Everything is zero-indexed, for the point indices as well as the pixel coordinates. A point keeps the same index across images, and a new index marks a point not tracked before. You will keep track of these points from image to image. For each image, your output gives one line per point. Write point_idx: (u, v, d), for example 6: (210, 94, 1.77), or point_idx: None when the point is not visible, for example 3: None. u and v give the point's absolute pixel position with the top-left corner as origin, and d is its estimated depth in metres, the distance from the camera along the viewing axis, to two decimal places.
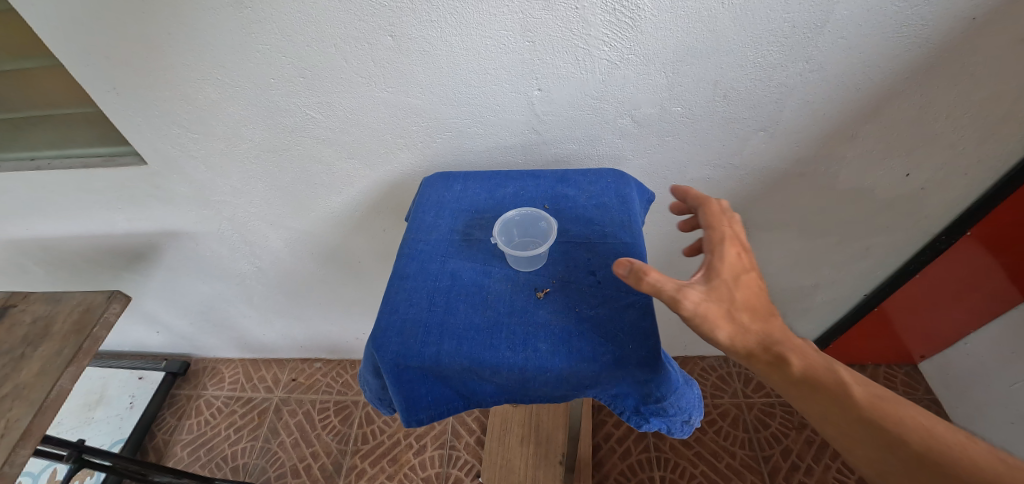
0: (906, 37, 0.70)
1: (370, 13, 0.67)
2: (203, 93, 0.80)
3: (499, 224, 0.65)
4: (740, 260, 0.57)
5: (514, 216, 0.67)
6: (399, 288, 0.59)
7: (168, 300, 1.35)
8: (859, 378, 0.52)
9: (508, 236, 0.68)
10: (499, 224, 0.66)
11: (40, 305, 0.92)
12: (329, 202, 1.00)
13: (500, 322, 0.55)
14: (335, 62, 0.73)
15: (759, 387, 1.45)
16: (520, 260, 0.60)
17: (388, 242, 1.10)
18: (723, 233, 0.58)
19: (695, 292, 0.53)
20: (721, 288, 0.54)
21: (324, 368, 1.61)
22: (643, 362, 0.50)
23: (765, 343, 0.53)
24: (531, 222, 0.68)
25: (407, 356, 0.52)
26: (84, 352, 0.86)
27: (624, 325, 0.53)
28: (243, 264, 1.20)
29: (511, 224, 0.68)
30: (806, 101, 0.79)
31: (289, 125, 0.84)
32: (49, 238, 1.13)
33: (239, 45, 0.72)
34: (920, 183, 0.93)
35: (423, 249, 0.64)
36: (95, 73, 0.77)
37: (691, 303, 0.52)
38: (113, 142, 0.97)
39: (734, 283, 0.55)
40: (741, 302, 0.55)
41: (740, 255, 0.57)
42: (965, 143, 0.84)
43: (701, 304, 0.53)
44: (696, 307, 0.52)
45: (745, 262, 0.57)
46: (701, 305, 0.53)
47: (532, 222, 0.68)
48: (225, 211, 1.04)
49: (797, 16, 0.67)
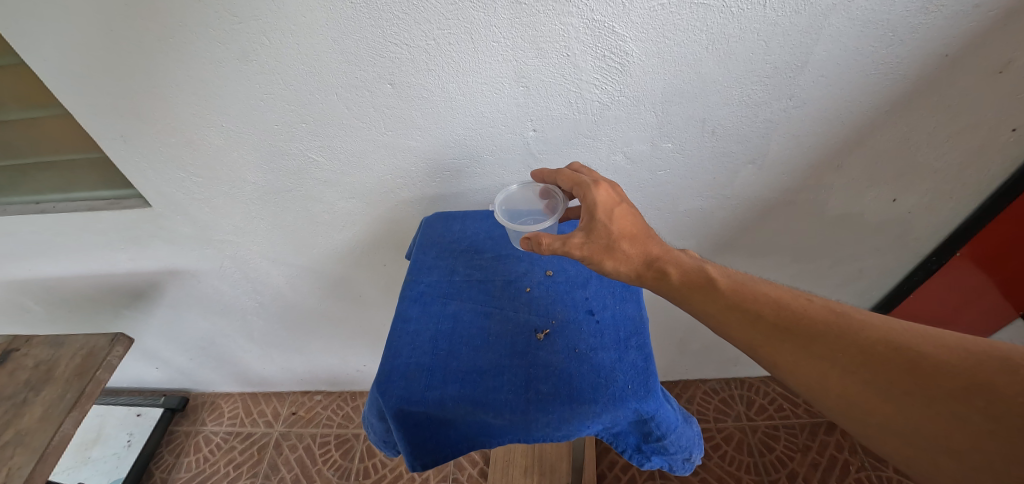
0: (884, 74, 0.73)
1: (369, 65, 0.70)
2: (208, 140, 0.82)
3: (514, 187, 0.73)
4: (609, 197, 0.61)
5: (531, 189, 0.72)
6: (402, 331, 0.60)
7: (167, 336, 1.35)
8: (725, 272, 0.59)
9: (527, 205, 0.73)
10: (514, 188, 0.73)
11: (43, 348, 0.92)
12: (331, 238, 1.02)
13: (501, 364, 0.56)
14: (336, 109, 0.76)
15: (762, 410, 1.45)
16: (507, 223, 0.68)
17: (389, 276, 1.11)
18: (577, 179, 0.63)
19: (576, 239, 0.58)
20: (598, 228, 0.59)
21: (324, 400, 1.60)
22: (643, 403, 0.51)
23: (651, 259, 0.59)
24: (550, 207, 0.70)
25: (411, 401, 0.53)
26: (86, 396, 0.86)
27: (623, 366, 0.55)
28: (245, 300, 1.20)
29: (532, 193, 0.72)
30: (791, 135, 0.82)
31: (291, 167, 0.86)
32: (51, 279, 1.14)
33: (243, 94, 0.75)
34: (908, 207, 0.95)
35: (424, 291, 0.65)
36: (103, 122, 0.79)
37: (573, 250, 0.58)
38: (117, 185, 0.98)
39: (610, 219, 0.59)
40: (619, 233, 0.59)
41: (609, 194, 0.61)
42: (946, 170, 0.87)
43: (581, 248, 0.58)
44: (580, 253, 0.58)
45: (612, 196, 0.60)
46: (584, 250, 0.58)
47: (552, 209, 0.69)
48: (227, 249, 1.05)
49: (779, 58, 0.70)
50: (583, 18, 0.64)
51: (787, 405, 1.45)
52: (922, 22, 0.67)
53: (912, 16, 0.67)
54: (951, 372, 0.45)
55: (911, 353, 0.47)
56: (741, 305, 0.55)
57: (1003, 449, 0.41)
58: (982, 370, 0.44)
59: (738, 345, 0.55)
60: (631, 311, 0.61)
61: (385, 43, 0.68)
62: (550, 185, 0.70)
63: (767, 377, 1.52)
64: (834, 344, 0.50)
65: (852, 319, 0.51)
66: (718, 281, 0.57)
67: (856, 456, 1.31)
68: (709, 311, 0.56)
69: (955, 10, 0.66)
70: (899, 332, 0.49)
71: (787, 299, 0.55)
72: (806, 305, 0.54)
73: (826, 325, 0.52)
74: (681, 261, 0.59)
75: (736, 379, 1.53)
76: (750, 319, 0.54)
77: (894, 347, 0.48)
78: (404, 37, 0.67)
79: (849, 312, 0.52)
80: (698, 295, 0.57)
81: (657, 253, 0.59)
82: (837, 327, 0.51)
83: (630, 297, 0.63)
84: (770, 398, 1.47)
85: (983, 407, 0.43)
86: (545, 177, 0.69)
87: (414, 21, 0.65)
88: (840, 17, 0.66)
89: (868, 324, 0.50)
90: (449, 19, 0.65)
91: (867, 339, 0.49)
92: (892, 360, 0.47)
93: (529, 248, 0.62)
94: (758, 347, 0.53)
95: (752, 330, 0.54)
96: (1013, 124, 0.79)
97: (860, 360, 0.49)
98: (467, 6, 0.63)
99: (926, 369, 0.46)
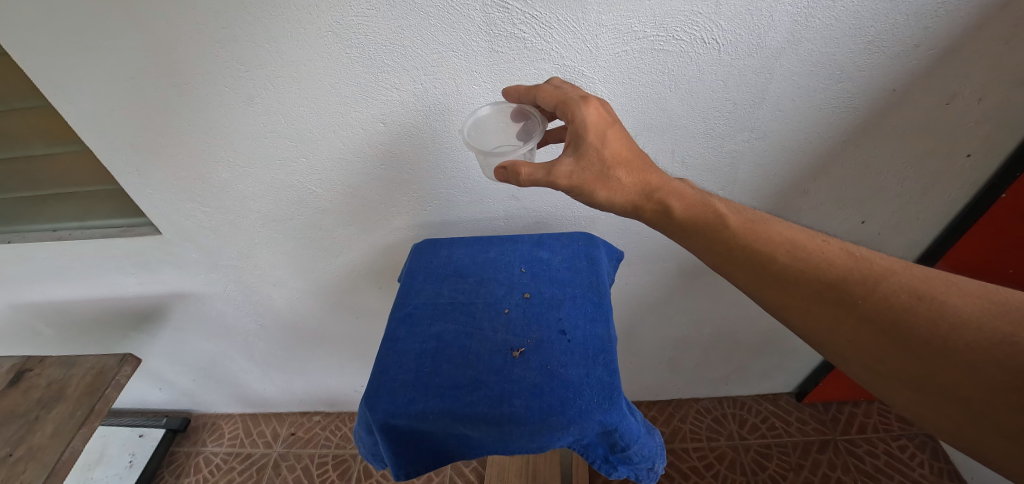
0: (839, 108, 0.79)
1: (362, 106, 0.78)
2: (215, 173, 0.88)
3: (484, 109, 0.73)
4: (600, 117, 0.63)
5: (504, 112, 0.74)
6: (390, 350, 0.66)
7: (172, 358, 1.40)
8: (740, 212, 0.64)
9: (499, 127, 0.75)
10: (484, 110, 0.74)
11: (55, 369, 0.97)
12: (330, 263, 1.07)
13: (480, 379, 0.61)
14: (334, 145, 0.83)
15: (754, 428, 1.46)
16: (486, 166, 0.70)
17: (385, 298, 1.17)
18: (565, 98, 0.65)
19: (565, 166, 0.62)
20: (592, 153, 0.62)
21: (323, 421, 1.63)
22: (607, 415, 0.57)
23: (651, 192, 0.63)
24: (525, 128, 0.72)
25: (395, 415, 0.58)
26: (95, 413, 0.91)
27: (590, 380, 0.61)
28: (247, 322, 1.25)
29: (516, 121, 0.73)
30: (756, 163, 0.88)
31: (293, 198, 0.93)
32: (63, 302, 1.19)
33: (249, 132, 0.82)
34: (877, 228, 0.99)
35: (412, 313, 0.71)
36: (119, 158, 0.86)
37: (564, 177, 0.62)
38: (130, 214, 1.05)
39: (602, 142, 0.62)
40: (612, 157, 0.62)
41: (600, 113, 0.64)
42: (910, 194, 0.92)
43: (572, 175, 0.62)
44: (569, 179, 0.62)
45: (603, 115, 0.63)
46: (575, 176, 0.62)
47: (527, 129, 0.72)
48: (232, 274, 1.11)
49: (737, 95, 0.77)
50: (554, 63, 0.73)
51: (779, 423, 1.46)
52: (867, 61, 0.73)
53: (857, 56, 0.73)
54: (975, 324, 0.50)
55: (930, 299, 0.52)
56: (757, 247, 0.61)
57: (1014, 400, 0.47)
58: (1008, 323, 0.49)
59: (749, 291, 0.62)
60: (600, 331, 0.67)
61: (377, 87, 0.75)
62: (527, 105, 0.71)
63: (759, 395, 1.54)
64: (853, 291, 0.56)
65: (869, 263, 0.57)
66: (734, 223, 0.62)
67: (849, 474, 1.33)
68: (722, 254, 0.62)
69: (896, 51, 0.72)
70: (920, 281, 0.54)
71: (803, 242, 0.60)
72: (825, 248, 0.59)
73: (846, 270, 0.57)
74: (679, 190, 0.65)
75: (728, 397, 1.55)
76: (766, 266, 0.60)
77: (918, 295, 0.53)
78: (395, 82, 0.74)
79: (870, 257, 0.57)
80: (712, 242, 0.63)
81: (657, 184, 0.64)
82: (858, 273, 0.56)
83: (600, 317, 0.69)
84: (762, 416, 1.48)
85: (1003, 362, 0.48)
86: (522, 96, 0.70)
87: (403, 68, 0.73)
88: (789, 58, 0.73)
89: (889, 271, 0.56)
90: (434, 66, 0.73)
91: (888, 285, 0.55)
92: (912, 307, 0.53)
93: (505, 178, 0.63)
94: (768, 290, 0.60)
95: (768, 276, 0.60)
96: (967, 149, 0.84)
97: (879, 306, 0.54)
98: (450, 55, 0.71)
99: (948, 317, 0.51)
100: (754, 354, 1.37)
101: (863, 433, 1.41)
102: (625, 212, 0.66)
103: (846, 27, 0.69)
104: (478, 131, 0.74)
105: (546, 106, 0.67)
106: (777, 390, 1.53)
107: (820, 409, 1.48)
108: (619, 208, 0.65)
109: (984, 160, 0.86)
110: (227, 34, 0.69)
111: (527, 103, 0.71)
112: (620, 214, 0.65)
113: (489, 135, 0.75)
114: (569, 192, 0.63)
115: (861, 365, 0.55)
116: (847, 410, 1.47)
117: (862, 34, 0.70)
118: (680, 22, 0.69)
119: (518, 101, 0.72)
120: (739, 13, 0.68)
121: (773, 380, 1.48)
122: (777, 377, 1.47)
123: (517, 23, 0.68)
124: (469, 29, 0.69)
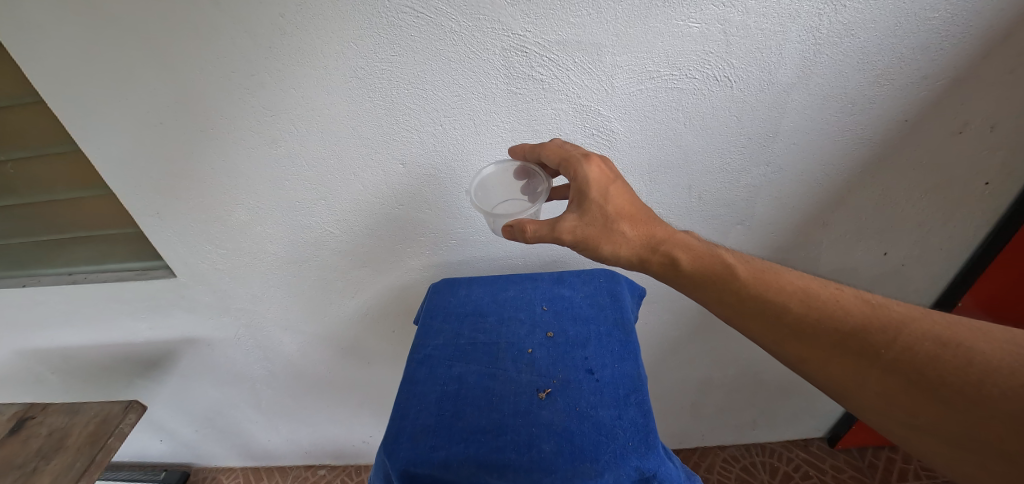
0: (852, 140, 0.80)
1: (383, 147, 0.79)
2: (234, 214, 0.89)
3: (490, 170, 0.74)
4: (602, 175, 0.63)
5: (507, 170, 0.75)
6: (409, 393, 0.64)
7: (176, 406, 1.35)
8: (746, 261, 0.63)
9: (506, 184, 0.75)
10: (489, 170, 0.74)
11: (58, 416, 0.94)
12: (343, 306, 1.06)
13: (505, 423, 0.59)
14: (354, 185, 0.84)
15: (787, 478, 1.37)
16: (494, 228, 0.71)
17: (397, 341, 1.14)
18: (568, 155, 0.65)
19: (570, 221, 0.62)
20: (595, 209, 0.62)
21: (329, 475, 1.55)
22: (644, 460, 0.55)
23: (656, 245, 0.63)
24: (529, 186, 0.73)
25: (417, 462, 0.55)
26: (96, 464, 0.87)
27: (623, 422, 0.58)
28: (256, 368, 1.22)
29: (528, 177, 0.74)
30: (773, 196, 0.87)
31: (309, 238, 0.93)
32: (71, 348, 1.17)
33: (268, 172, 0.83)
34: (900, 260, 0.96)
35: (431, 354, 0.69)
36: (142, 201, 0.87)
37: (568, 232, 0.62)
38: (147, 257, 1.05)
39: (605, 198, 0.62)
40: (617, 213, 0.62)
41: (602, 169, 0.64)
42: (931, 224, 0.90)
43: (577, 230, 0.62)
44: (574, 234, 0.62)
45: (608, 174, 0.63)
46: (579, 231, 0.62)
47: (533, 187, 0.73)
48: (244, 317, 1.09)
49: (752, 130, 0.78)
50: (572, 103, 0.74)
51: (813, 472, 1.37)
52: (876, 93, 0.75)
53: (867, 89, 0.74)
54: (1005, 370, 0.47)
55: (954, 346, 0.50)
56: (766, 296, 0.59)
57: None
58: None
59: (763, 345, 0.60)
60: (629, 370, 0.65)
61: (397, 129, 0.77)
62: (531, 164, 0.72)
63: (789, 442, 1.45)
64: (873, 340, 0.53)
65: (888, 309, 0.55)
66: (740, 272, 0.61)
67: None
68: (732, 306, 0.61)
69: (904, 83, 0.74)
70: (944, 328, 0.52)
71: (815, 290, 0.58)
72: (838, 295, 0.58)
73: (864, 318, 0.55)
74: (686, 242, 0.64)
75: (756, 445, 1.46)
76: (781, 317, 0.58)
77: (942, 342, 0.51)
78: (414, 124, 0.76)
79: (887, 304, 0.55)
80: (721, 293, 0.61)
81: (663, 237, 0.63)
82: (878, 322, 0.54)
83: (628, 356, 0.67)
84: (794, 465, 1.39)
85: None
86: (527, 155, 0.71)
87: (422, 110, 0.75)
88: (800, 93, 0.74)
89: (909, 318, 0.54)
90: (454, 109, 0.75)
91: (909, 333, 0.53)
92: (937, 356, 0.50)
93: (512, 236, 0.63)
94: (784, 347, 0.58)
95: (782, 327, 0.58)
96: (984, 178, 0.83)
97: (905, 356, 0.52)
98: (470, 98, 0.74)
99: (977, 365, 0.49)
100: (780, 396, 1.31)
101: (904, 480, 1.32)
102: (632, 265, 0.65)
103: (854, 61, 0.71)
104: (485, 189, 0.74)
105: (549, 162, 0.68)
106: (807, 436, 1.45)
107: (855, 455, 1.39)
108: (625, 262, 0.64)
109: (1002, 188, 0.85)
110: (256, 80, 0.72)
111: (531, 161, 0.72)
112: (628, 266, 0.64)
113: (501, 190, 0.75)
114: (575, 247, 0.63)
115: (890, 419, 0.52)
116: (884, 455, 1.38)
117: (870, 68, 0.72)
118: (692, 62, 0.71)
119: (523, 159, 0.73)
120: (749, 51, 0.70)
121: (803, 424, 1.41)
122: (807, 421, 1.39)
123: (535, 66, 0.70)
124: (489, 72, 0.71)
